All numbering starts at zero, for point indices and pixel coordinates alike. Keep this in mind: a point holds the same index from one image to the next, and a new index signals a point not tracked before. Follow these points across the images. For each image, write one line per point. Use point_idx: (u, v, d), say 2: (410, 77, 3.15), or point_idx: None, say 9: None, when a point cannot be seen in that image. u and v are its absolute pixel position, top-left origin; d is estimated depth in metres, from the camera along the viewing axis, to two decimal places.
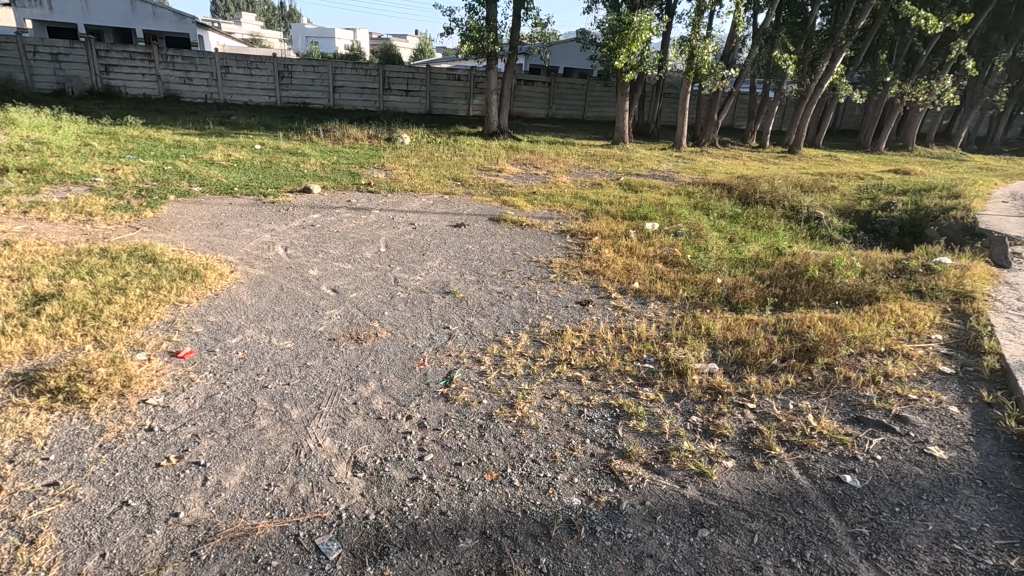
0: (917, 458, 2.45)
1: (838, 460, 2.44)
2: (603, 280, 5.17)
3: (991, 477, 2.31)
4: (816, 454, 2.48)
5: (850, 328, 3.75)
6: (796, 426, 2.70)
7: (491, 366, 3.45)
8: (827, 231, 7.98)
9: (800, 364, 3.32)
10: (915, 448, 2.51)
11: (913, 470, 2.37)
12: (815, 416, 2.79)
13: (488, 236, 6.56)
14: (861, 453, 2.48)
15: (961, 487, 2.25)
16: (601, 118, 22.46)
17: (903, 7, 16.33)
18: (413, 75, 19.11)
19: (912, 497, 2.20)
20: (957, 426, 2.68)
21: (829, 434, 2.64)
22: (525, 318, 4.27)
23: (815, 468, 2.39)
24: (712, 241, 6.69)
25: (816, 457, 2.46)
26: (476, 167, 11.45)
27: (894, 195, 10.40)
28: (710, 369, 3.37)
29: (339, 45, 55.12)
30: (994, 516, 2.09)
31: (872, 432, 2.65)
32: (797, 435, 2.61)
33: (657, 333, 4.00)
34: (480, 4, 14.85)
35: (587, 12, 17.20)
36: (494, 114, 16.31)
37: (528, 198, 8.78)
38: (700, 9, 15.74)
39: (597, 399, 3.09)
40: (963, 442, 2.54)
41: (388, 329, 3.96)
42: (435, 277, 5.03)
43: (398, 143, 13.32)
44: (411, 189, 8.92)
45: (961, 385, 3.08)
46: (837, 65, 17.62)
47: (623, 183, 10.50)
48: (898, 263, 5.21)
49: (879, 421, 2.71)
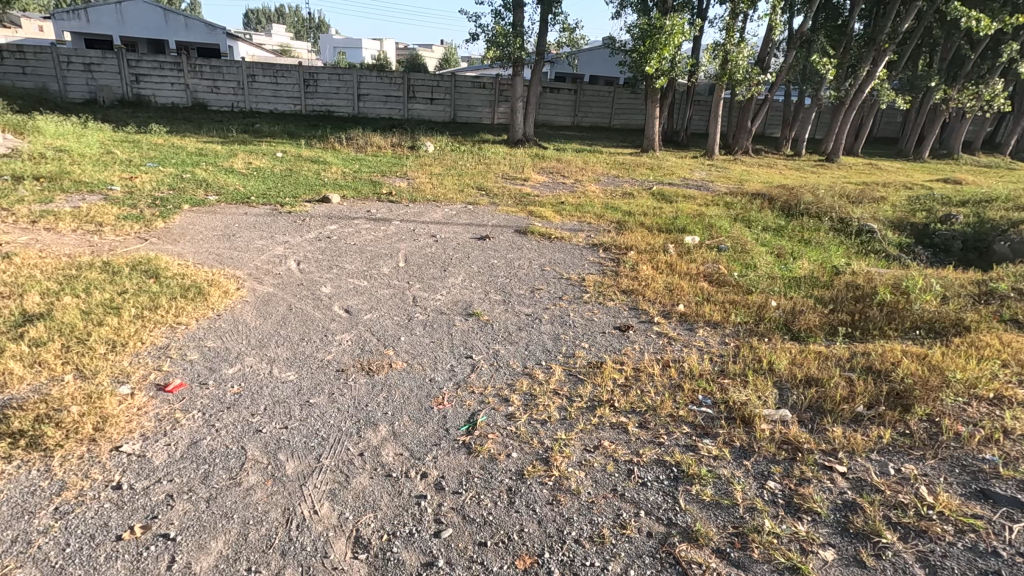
0: None
1: (974, 557, 1.90)
2: (643, 302, 4.64)
3: None
4: (942, 546, 1.95)
5: (947, 367, 3.17)
6: (906, 504, 2.16)
7: (521, 408, 2.97)
8: (883, 246, 7.31)
9: (893, 413, 2.77)
10: None
11: None
12: (928, 488, 2.25)
13: (514, 249, 6.11)
14: (1002, 546, 1.94)
15: None
16: (629, 125, 21.92)
17: (952, 8, 15.45)
18: (438, 82, 18.87)
19: None
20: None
21: (953, 516, 2.09)
22: (558, 346, 3.78)
23: (946, 567, 1.86)
24: (758, 257, 6.11)
25: (942, 551, 1.93)
26: (501, 175, 11.03)
27: (952, 206, 9.63)
28: (782, 417, 2.83)
29: (366, 55, 55.76)
30: None
31: (1007, 513, 2.10)
32: (912, 516, 2.08)
33: (711, 367, 3.47)
34: (506, 9, 14.51)
35: (615, 17, 16.72)
36: (520, 121, 15.92)
37: (557, 209, 8.30)
38: (734, 12, 15.11)
39: (648, 454, 2.58)
40: None
41: (404, 357, 3.52)
42: (457, 297, 4.57)
43: (421, 151, 13.00)
44: (433, 198, 8.54)
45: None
46: (879, 70, 16.75)
47: (655, 193, 9.94)
48: (983, 286, 4.60)
49: (1012, 498, 2.16)
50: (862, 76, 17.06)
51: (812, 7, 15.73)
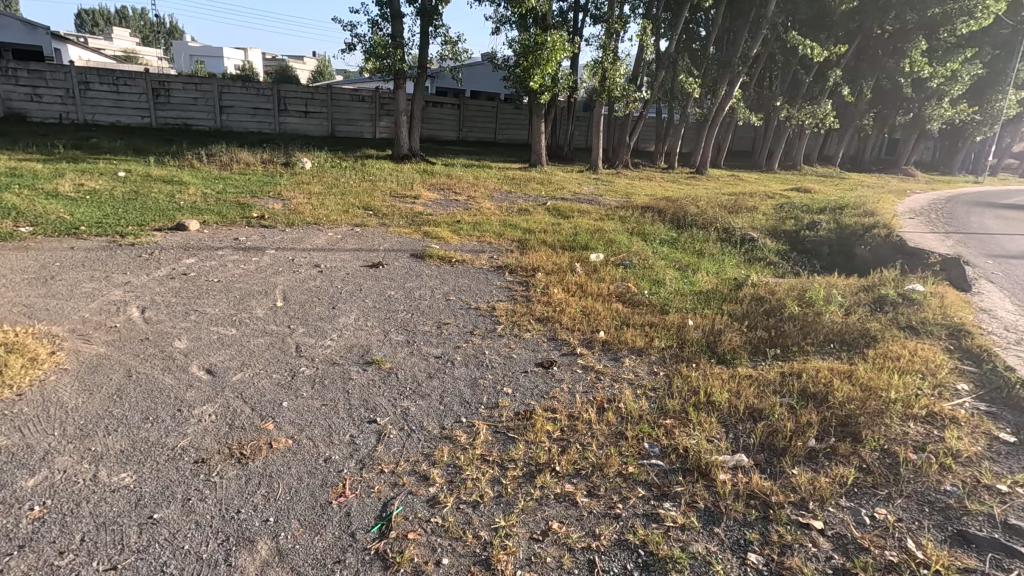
0: None
1: None
2: (561, 331, 4.24)
3: None
4: None
5: (879, 387, 3.17)
6: (899, 566, 2.03)
7: (445, 489, 2.43)
8: (766, 254, 7.69)
9: (846, 448, 2.70)
10: None
11: None
12: (915, 540, 2.15)
13: (413, 277, 5.48)
14: None
15: None
16: (514, 140, 22.02)
17: (792, 37, 17.31)
18: (312, 94, 17.54)
19: None
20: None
21: (950, 575, 1.99)
22: (478, 395, 3.24)
23: None
24: (664, 272, 6.02)
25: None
26: (387, 193, 10.27)
27: (813, 214, 10.48)
28: (738, 463, 2.60)
29: (228, 65, 51.52)
30: None
31: (996, 560, 2.06)
32: None
33: (651, 404, 3.14)
34: (383, 19, 13.77)
35: (496, 32, 16.66)
36: (404, 136, 15.17)
37: (453, 229, 7.77)
38: (609, 32, 15.63)
39: (608, 534, 2.19)
40: None
41: (289, 430, 2.79)
42: (352, 342, 3.88)
43: (297, 168, 11.83)
44: (314, 221, 7.62)
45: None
46: (735, 90, 18.22)
47: (551, 209, 9.78)
48: (874, 295, 4.89)
49: (990, 539, 2.14)
50: (722, 95, 18.43)
51: (677, 30, 16.76)
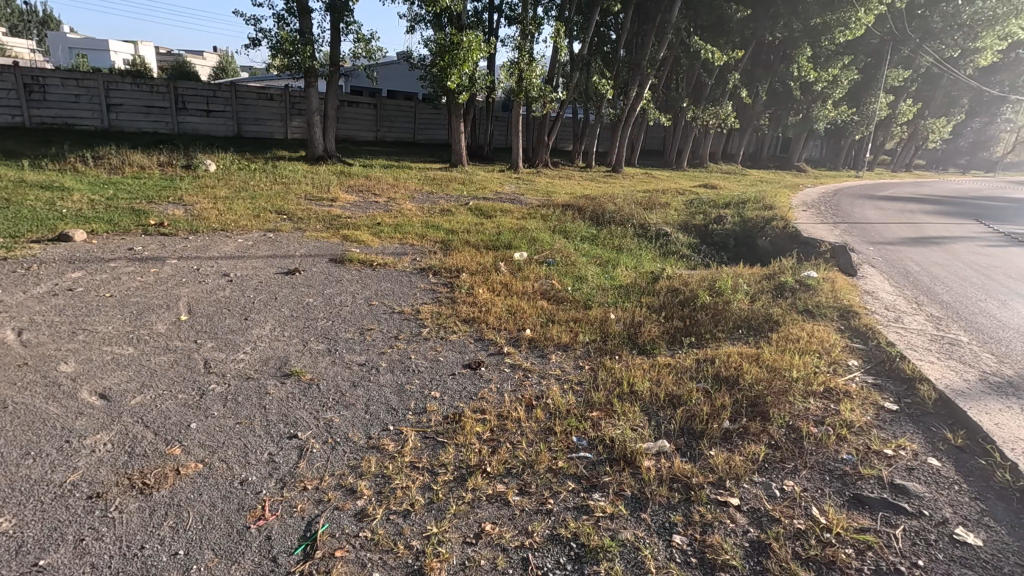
0: (956, 553, 2.10)
1: None
2: (487, 331, 4.24)
3: None
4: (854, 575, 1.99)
5: (782, 367, 3.43)
6: (806, 532, 2.19)
7: (373, 501, 2.35)
8: (679, 248, 8.09)
9: (756, 426, 2.89)
10: (943, 536, 2.18)
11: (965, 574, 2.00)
12: (818, 507, 2.34)
13: (332, 283, 5.28)
14: (898, 560, 2.06)
15: None
16: (433, 140, 21.79)
17: (694, 42, 18.33)
18: (214, 92, 16.43)
19: None
20: (957, 490, 2.44)
21: (849, 536, 2.18)
22: (405, 401, 3.17)
23: None
24: (585, 268, 6.18)
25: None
26: (302, 196, 9.81)
27: (720, 208, 11.15)
28: (661, 448, 2.71)
29: (116, 60, 47.20)
30: None
31: (885, 518, 2.28)
32: (817, 546, 2.11)
33: (577, 399, 3.21)
34: (290, 14, 13.15)
35: (410, 31, 16.39)
36: (318, 136, 14.57)
37: (374, 231, 7.56)
38: (523, 33, 15.82)
39: (540, 530, 2.21)
40: (980, 515, 2.28)
41: (199, 453, 2.60)
42: (268, 354, 3.66)
43: (199, 170, 11.03)
44: (221, 227, 7.14)
45: (917, 425, 2.96)
46: (645, 92, 19.05)
47: (473, 209, 9.77)
48: (775, 282, 5.28)
49: (881, 499, 2.37)
50: (633, 96, 19.20)
51: (589, 33, 17.26)
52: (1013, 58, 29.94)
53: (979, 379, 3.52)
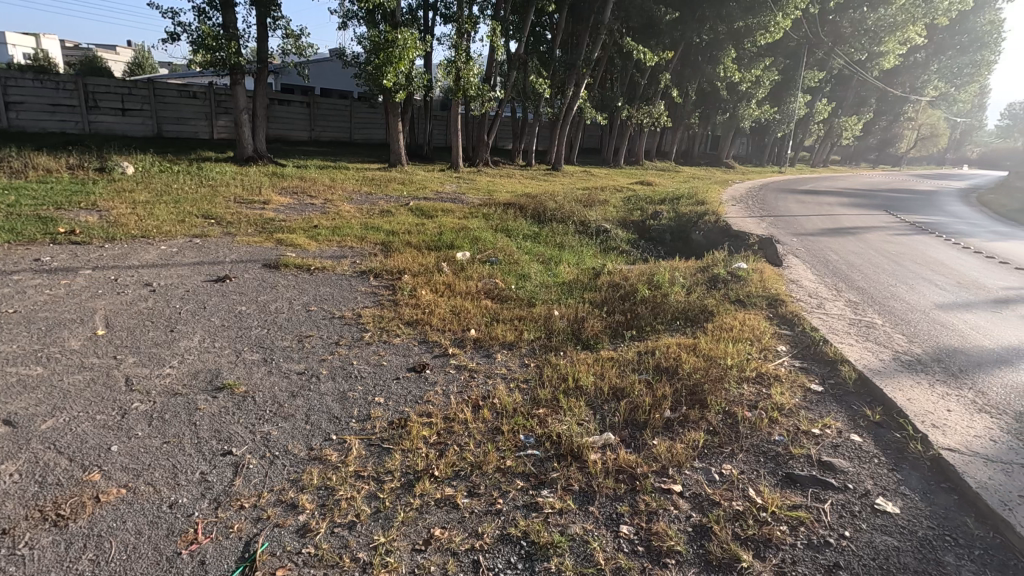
0: (878, 522, 2.25)
1: (815, 554, 2.08)
2: (431, 332, 4.18)
3: (957, 531, 2.19)
4: (788, 551, 2.10)
5: (718, 356, 3.57)
6: (744, 513, 2.29)
7: (316, 515, 2.26)
8: (618, 244, 8.29)
9: (695, 413, 3.00)
10: (866, 507, 2.34)
11: (887, 541, 2.14)
12: (754, 488, 2.45)
13: (266, 289, 5.05)
14: (829, 533, 2.18)
15: (942, 553, 2.08)
16: (371, 140, 21.32)
17: (627, 43, 18.83)
18: (129, 89, 15.38)
19: None
20: (877, 463, 2.62)
21: (783, 513, 2.29)
22: (348, 409, 3.07)
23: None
24: (528, 266, 6.22)
25: (791, 557, 2.07)
26: (231, 199, 9.34)
27: (656, 205, 11.52)
28: (606, 441, 2.76)
29: (15, 54, 43.30)
30: None
31: (815, 494, 2.42)
32: (755, 526, 2.21)
33: (524, 396, 3.22)
34: (212, 7, 12.48)
35: (343, 27, 15.94)
36: (247, 136, 13.91)
37: (310, 235, 7.30)
38: (460, 31, 15.72)
39: (490, 531, 2.20)
40: (897, 485, 2.46)
41: (122, 478, 2.41)
42: (198, 368, 3.46)
43: (115, 173, 10.28)
44: (141, 233, 6.69)
45: (840, 404, 3.16)
46: (581, 91, 19.39)
47: (414, 209, 9.62)
48: (709, 274, 5.50)
49: (810, 477, 2.52)
50: (570, 96, 19.50)
51: (525, 33, 17.38)
52: (912, 61, 32.60)
53: (893, 359, 3.81)
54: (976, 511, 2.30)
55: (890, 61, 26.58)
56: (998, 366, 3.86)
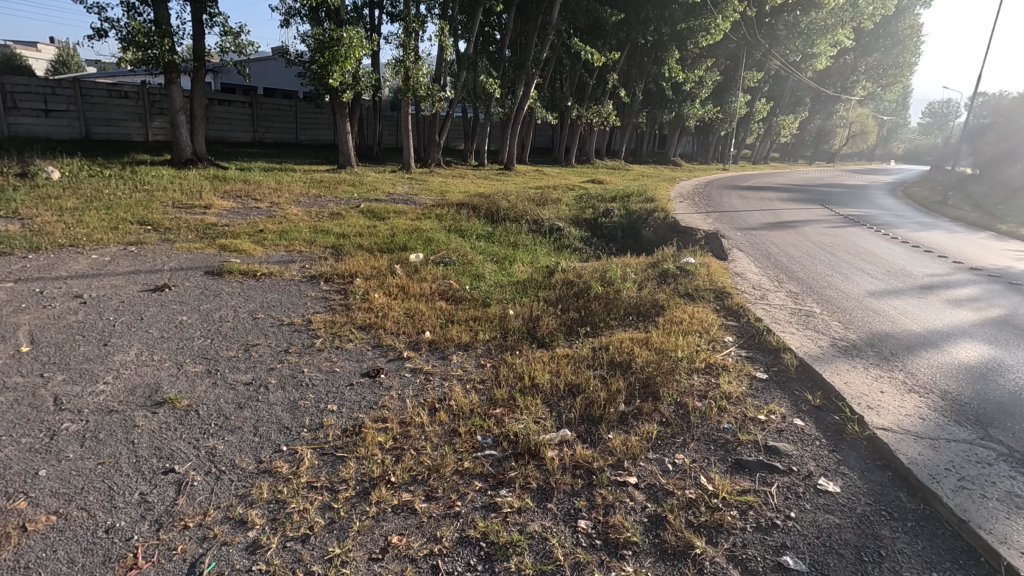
0: (821, 501, 2.36)
1: (763, 535, 2.17)
2: (385, 336, 4.10)
3: (891, 505, 2.33)
4: (739, 534, 2.17)
5: (669, 349, 3.67)
6: (697, 500, 2.36)
7: (267, 530, 2.18)
8: (572, 242, 8.39)
9: (648, 406, 3.06)
10: (809, 487, 2.45)
11: (830, 519, 2.25)
12: (705, 475, 2.53)
13: (210, 297, 4.84)
14: (776, 515, 2.28)
15: (879, 527, 2.21)
16: (318, 141, 20.77)
17: (575, 44, 19.05)
18: (52, 88, 14.40)
19: (857, 563, 2.04)
20: (818, 445, 2.75)
21: (733, 498, 2.37)
22: (298, 418, 2.98)
23: (749, 558, 2.06)
24: (482, 266, 6.21)
25: (741, 541, 2.14)
26: (169, 204, 8.90)
27: (607, 202, 11.71)
28: (563, 438, 2.79)
29: None
30: (924, 556, 2.06)
31: (762, 478, 2.52)
32: (708, 512, 2.28)
33: (480, 398, 3.19)
34: (142, 2, 11.86)
35: (285, 25, 15.46)
36: (185, 138, 13.27)
37: (255, 240, 7.03)
38: (407, 30, 15.51)
39: (449, 535, 2.17)
40: (837, 464, 2.60)
41: (51, 504, 2.25)
42: (135, 382, 3.27)
43: (38, 179, 9.60)
44: (69, 242, 6.26)
45: (784, 390, 3.30)
46: (531, 91, 19.50)
47: (365, 211, 9.43)
48: (659, 269, 5.63)
49: (758, 461, 2.62)
50: (520, 95, 19.58)
51: (473, 33, 17.34)
52: (841, 63, 34.44)
53: (831, 345, 4.01)
54: (908, 485, 2.44)
55: (822, 63, 28.00)
56: (925, 348, 4.12)
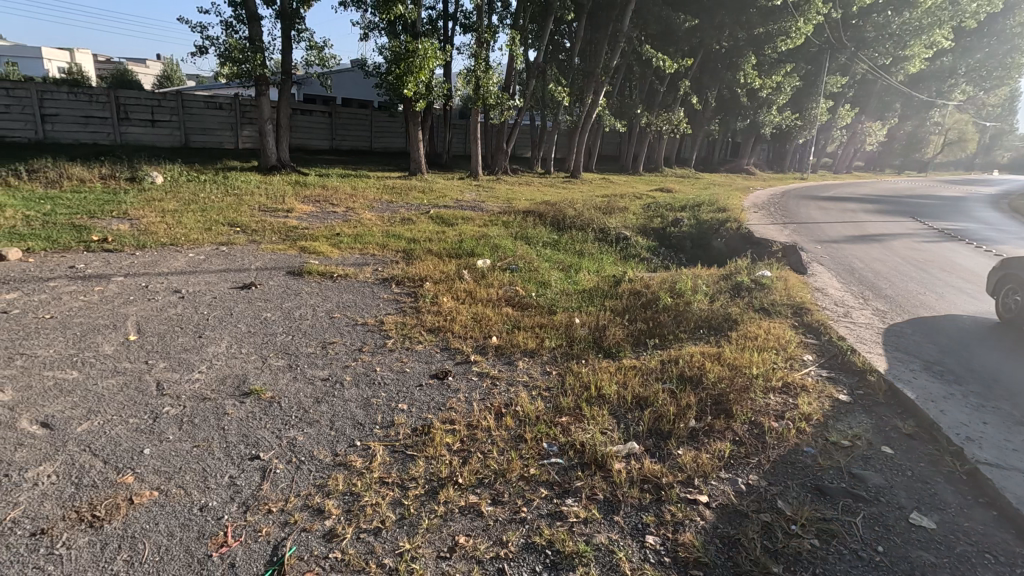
0: (913, 537, 2.20)
1: (847, 568, 2.04)
2: (454, 339, 4.20)
3: (996, 548, 2.13)
4: (820, 565, 2.06)
5: (743, 365, 3.53)
6: (773, 525, 2.26)
7: (343, 520, 2.29)
8: (639, 251, 8.24)
9: (719, 422, 2.97)
10: (899, 521, 2.28)
11: (923, 557, 2.09)
12: (782, 499, 2.42)
13: (291, 296, 5.13)
14: (861, 548, 2.14)
15: (981, 571, 2.02)
16: (390, 148, 21.58)
17: (646, 50, 18.75)
18: (158, 101, 15.78)
19: None
20: (910, 476, 2.56)
21: (813, 526, 2.25)
22: (371, 415, 3.10)
23: None
24: (548, 273, 6.22)
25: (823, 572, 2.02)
26: (256, 208, 9.53)
27: (676, 211, 11.43)
28: (631, 450, 2.75)
29: (51, 67, 45.05)
30: None
31: (846, 506, 2.37)
32: (784, 538, 2.18)
33: (546, 405, 3.20)
34: (239, 20, 12.80)
35: (365, 39, 16.21)
36: (271, 146, 14.16)
37: (333, 242, 7.39)
38: (479, 41, 15.84)
39: (515, 540, 2.19)
40: (933, 499, 2.40)
41: (154, 480, 2.47)
42: (225, 373, 3.52)
43: (145, 183, 10.55)
44: (170, 242, 6.83)
45: (870, 415, 3.10)
46: (600, 98, 19.35)
47: (434, 217, 9.71)
48: (731, 282, 5.43)
49: (841, 489, 2.47)
50: (588, 103, 19.49)
51: (543, 42, 17.48)
52: (938, 65, 31.97)
53: (924, 369, 3.72)
54: (1016, 528, 2.23)
55: (915, 66, 26.09)
56: None
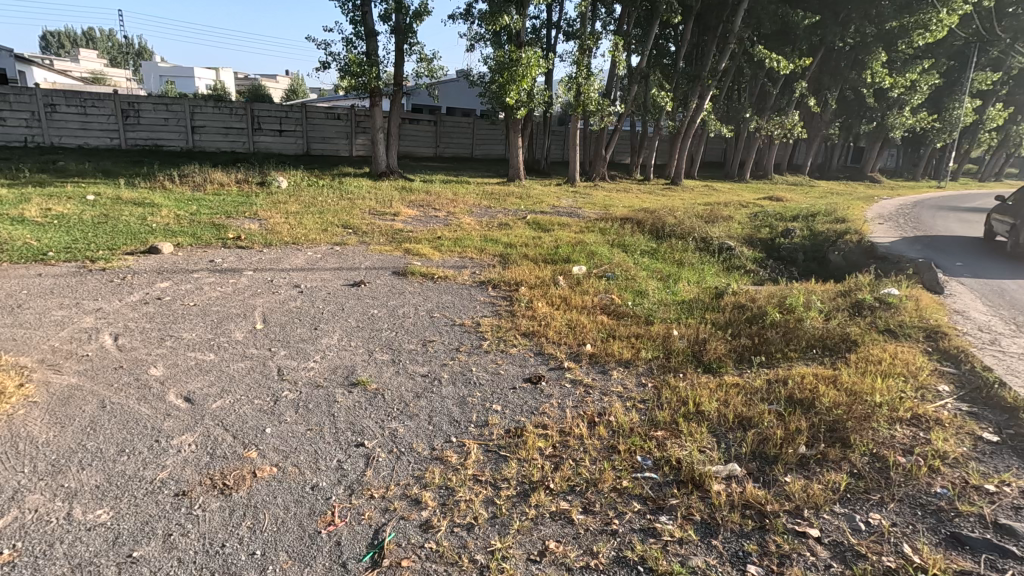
0: None
1: None
2: (548, 345, 4.22)
3: None
4: None
5: (863, 391, 3.22)
6: (898, 572, 2.03)
7: (438, 512, 2.38)
8: (743, 262, 7.79)
9: (835, 452, 2.72)
10: None
11: None
12: (909, 544, 2.17)
13: (395, 295, 5.42)
14: None
15: None
16: (490, 155, 22.16)
17: (758, 50, 17.70)
18: (286, 113, 17.36)
19: None
20: None
21: None
22: (467, 413, 3.19)
23: None
24: (645, 282, 6.06)
25: None
26: (367, 211, 10.18)
27: (787, 221, 10.68)
28: (731, 472, 2.61)
29: (200, 85, 51.34)
30: None
31: (989, 561, 2.08)
32: None
33: (640, 418, 3.12)
34: (358, 37, 13.76)
35: (470, 50, 16.80)
36: (382, 153, 15.05)
37: (434, 245, 7.72)
38: (582, 47, 15.84)
39: (605, 552, 2.16)
40: None
41: (274, 458, 2.71)
42: (336, 363, 3.79)
43: (273, 187, 11.65)
44: (292, 241, 7.49)
45: (1023, 460, 2.69)
46: (706, 103, 18.55)
47: (531, 222, 9.83)
48: (851, 300, 4.96)
49: (982, 539, 2.17)
50: (693, 108, 18.76)
51: (648, 47, 17.10)
52: None
53: None
54: None
55: None
56: None
